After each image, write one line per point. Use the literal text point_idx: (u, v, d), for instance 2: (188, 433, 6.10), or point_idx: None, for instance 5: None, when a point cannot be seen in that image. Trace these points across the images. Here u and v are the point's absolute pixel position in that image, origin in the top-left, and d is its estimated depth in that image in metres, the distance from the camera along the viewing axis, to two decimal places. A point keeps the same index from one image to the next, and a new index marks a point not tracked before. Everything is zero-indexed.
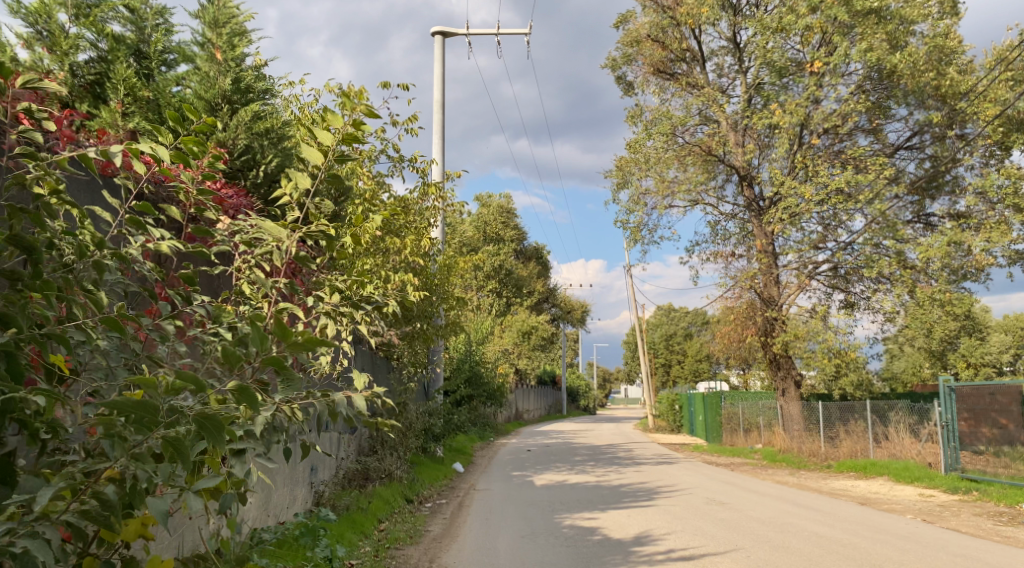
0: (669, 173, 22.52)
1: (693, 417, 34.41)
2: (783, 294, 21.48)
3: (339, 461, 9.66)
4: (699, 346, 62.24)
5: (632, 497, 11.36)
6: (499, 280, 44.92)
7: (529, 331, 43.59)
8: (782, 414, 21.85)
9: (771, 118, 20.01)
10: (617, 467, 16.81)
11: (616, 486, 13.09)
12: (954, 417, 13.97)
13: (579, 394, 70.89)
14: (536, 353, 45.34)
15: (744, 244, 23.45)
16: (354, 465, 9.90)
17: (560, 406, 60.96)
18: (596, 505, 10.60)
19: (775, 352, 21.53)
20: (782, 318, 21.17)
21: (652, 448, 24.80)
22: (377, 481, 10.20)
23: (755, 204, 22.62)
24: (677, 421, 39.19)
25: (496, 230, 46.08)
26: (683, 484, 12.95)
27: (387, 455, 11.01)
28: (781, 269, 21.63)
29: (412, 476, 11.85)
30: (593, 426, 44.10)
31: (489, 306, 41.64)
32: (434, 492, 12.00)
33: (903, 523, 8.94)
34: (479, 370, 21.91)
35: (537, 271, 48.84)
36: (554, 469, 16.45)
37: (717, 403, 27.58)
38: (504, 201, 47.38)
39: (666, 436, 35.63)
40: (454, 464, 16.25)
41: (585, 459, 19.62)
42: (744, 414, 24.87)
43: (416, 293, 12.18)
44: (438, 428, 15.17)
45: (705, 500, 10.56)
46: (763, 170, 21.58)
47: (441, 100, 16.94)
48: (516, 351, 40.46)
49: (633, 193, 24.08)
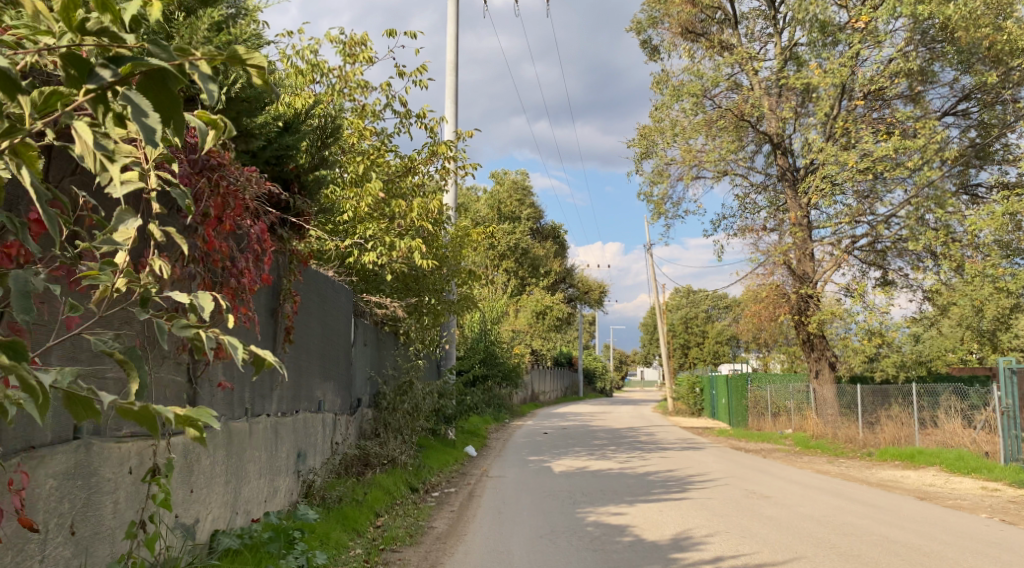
0: (695, 143, 21.25)
1: (715, 401, 33.25)
2: (818, 270, 20.19)
3: (335, 446, 8.61)
4: (720, 327, 61.04)
5: (661, 490, 10.20)
6: (514, 259, 43.89)
7: (547, 311, 42.48)
8: (815, 398, 20.77)
9: (808, 79, 18.70)
10: (641, 453, 15.74)
11: (643, 473, 11.98)
12: (1015, 402, 12.71)
13: (596, 375, 70.00)
14: (553, 334, 44.31)
15: (776, 218, 22.16)
16: (351, 452, 8.85)
17: (576, 387, 60.04)
18: (622, 497, 9.48)
19: (810, 332, 20.26)
20: (816, 295, 19.88)
21: (674, 431, 23.73)
22: (379, 469, 9.18)
23: (788, 174, 21.25)
24: (698, 404, 38.03)
25: (511, 208, 45.02)
26: (717, 473, 11.82)
27: (391, 439, 9.98)
28: (816, 243, 20.32)
29: (418, 462, 10.79)
30: (612, 408, 43.05)
31: (504, 284, 40.67)
32: (444, 480, 10.95)
33: (979, 524, 7.76)
34: (494, 349, 20.86)
35: (554, 250, 47.60)
36: (574, 454, 15.41)
37: (743, 385, 26.39)
38: (520, 178, 46.31)
39: (687, 419, 34.56)
40: (467, 448, 15.20)
41: (606, 443, 18.55)
42: (772, 398, 23.73)
43: (424, 259, 11.03)
44: (451, 409, 14.10)
45: (746, 494, 9.40)
46: (797, 138, 20.27)
47: (454, 56, 15.74)
48: (531, 331, 39.44)
49: (657, 163, 22.86)
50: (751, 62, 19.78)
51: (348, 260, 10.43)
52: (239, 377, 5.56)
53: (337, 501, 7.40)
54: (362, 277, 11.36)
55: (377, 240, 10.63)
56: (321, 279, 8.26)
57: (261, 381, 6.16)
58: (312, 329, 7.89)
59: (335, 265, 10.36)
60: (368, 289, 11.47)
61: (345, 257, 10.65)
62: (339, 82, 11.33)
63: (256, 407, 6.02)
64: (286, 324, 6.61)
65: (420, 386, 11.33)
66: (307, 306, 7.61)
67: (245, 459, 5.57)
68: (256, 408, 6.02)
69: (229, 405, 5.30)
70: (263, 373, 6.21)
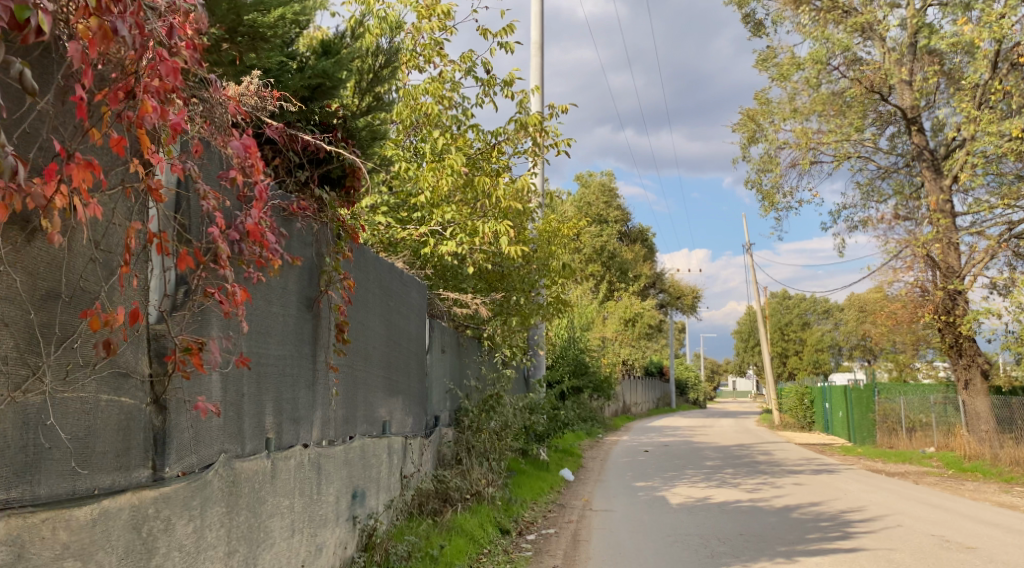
0: (811, 123, 18.89)
1: (830, 414, 30.13)
2: (965, 262, 17.28)
3: (405, 480, 6.84)
4: (820, 333, 57.06)
5: (821, 534, 7.99)
6: (601, 262, 41.84)
7: (636, 317, 39.96)
8: (964, 412, 17.81)
9: (952, 38, 16.04)
10: (767, 479, 13.42)
11: (785, 509, 9.76)
12: None
13: (688, 386, 66.71)
14: (644, 342, 41.72)
15: (909, 204, 19.36)
16: (427, 486, 7.07)
17: (668, 399, 57.18)
18: (774, 546, 7.34)
19: (957, 335, 17.33)
20: (964, 291, 16.99)
21: (793, 449, 21.03)
22: (463, 507, 7.37)
23: (925, 153, 18.32)
24: (807, 417, 34.83)
25: (598, 210, 43.11)
26: (879, 509, 9.51)
27: (475, 467, 8.17)
28: (961, 231, 17.46)
29: (508, 494, 8.95)
30: (710, 421, 40.10)
31: (592, 290, 38.57)
32: (540, 515, 9.05)
33: None
34: (586, 359, 18.83)
35: (644, 254, 45.23)
36: (688, 480, 13.24)
37: (867, 397, 23.41)
38: (606, 180, 44.62)
39: (798, 434, 31.50)
40: (562, 471, 13.27)
41: (719, 464, 16.26)
42: (906, 410, 20.76)
43: (510, 248, 9.18)
44: (543, 426, 12.20)
45: (943, 547, 7.15)
46: (937, 111, 17.57)
47: (540, 28, 13.96)
48: (622, 339, 37.17)
49: (769, 147, 20.53)
50: (879, 23, 17.26)
51: (416, 249, 8.70)
52: (257, 396, 3.91)
53: (405, 558, 5.63)
54: (439, 272, 9.63)
55: (458, 226, 8.98)
56: (385, 268, 6.59)
57: (298, 402, 4.49)
58: (374, 332, 6.21)
59: (407, 255, 8.69)
60: (447, 288, 9.68)
61: (418, 247, 8.99)
62: (412, 45, 9.71)
63: (289, 438, 4.37)
64: (336, 317, 4.97)
65: (509, 403, 9.53)
66: (366, 302, 5.94)
67: (268, 515, 3.91)
68: (290, 440, 4.38)
69: (239, 440, 3.67)
70: (301, 392, 4.53)
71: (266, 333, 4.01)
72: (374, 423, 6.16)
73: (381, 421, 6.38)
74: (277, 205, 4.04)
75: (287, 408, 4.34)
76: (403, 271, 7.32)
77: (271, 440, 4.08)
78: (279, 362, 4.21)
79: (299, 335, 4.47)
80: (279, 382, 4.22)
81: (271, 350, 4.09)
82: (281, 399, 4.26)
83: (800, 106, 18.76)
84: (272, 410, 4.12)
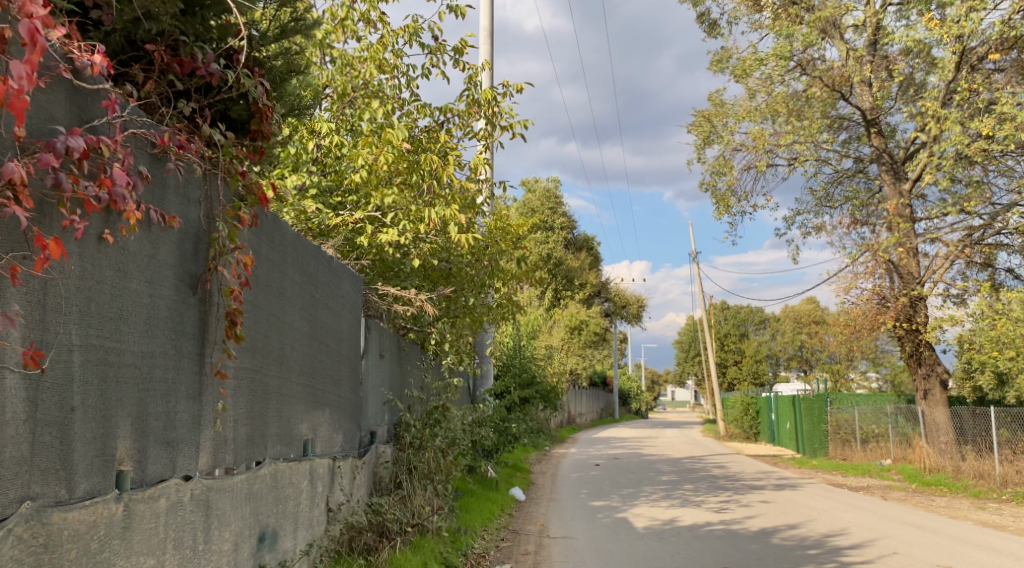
0: (766, 125, 18.32)
1: (776, 424, 29.81)
2: (925, 268, 16.83)
3: (332, 514, 5.59)
4: (758, 344, 57.39)
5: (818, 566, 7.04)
6: (548, 270, 40.93)
7: (581, 325, 39.09)
8: (922, 422, 17.31)
9: (915, 34, 15.59)
10: (732, 496, 12.52)
11: (764, 533, 8.81)
12: None
13: (629, 396, 66.42)
14: (589, 350, 40.86)
15: (865, 208, 18.94)
16: (358, 522, 5.80)
17: (610, 408, 56.63)
18: None
19: (917, 343, 16.88)
20: (921, 297, 16.57)
21: (747, 462, 20.31)
22: (402, 543, 6.16)
23: (885, 156, 17.94)
24: (752, 427, 34.48)
25: (545, 217, 42.29)
26: (866, 532, 8.66)
27: (417, 495, 6.96)
28: (920, 237, 17.03)
29: (456, 523, 7.75)
30: (656, 432, 39.47)
31: (538, 297, 37.51)
32: (491, 545, 7.88)
33: None
34: (535, 368, 17.72)
35: (589, 261, 44.58)
36: (648, 498, 12.26)
37: (817, 407, 22.96)
38: (552, 186, 43.81)
39: (746, 445, 31.01)
40: (512, 489, 12.11)
41: (676, 478, 15.34)
42: (860, 421, 20.30)
43: (459, 236, 7.99)
44: (492, 441, 11.02)
45: None
46: (895, 114, 17.25)
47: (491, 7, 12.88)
48: (567, 348, 36.17)
49: (725, 148, 19.89)
50: (840, 19, 16.76)
51: (343, 238, 7.40)
52: (100, 411, 2.65)
53: None
54: (378, 267, 8.38)
55: (402, 212, 7.76)
56: (309, 252, 5.34)
57: (177, 418, 3.21)
58: (294, 330, 4.93)
59: (340, 244, 7.40)
60: (386, 283, 8.42)
61: (353, 235, 7.73)
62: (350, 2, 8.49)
63: (159, 469, 3.09)
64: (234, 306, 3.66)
65: (458, 419, 8.35)
66: (282, 290, 4.70)
67: None
68: (161, 470, 3.10)
69: (59, 478, 2.41)
70: (182, 404, 3.25)
71: (116, 319, 2.74)
72: (291, 444, 4.87)
73: (302, 443, 5.12)
74: (140, 133, 2.77)
75: (157, 427, 3.06)
76: (334, 258, 6.07)
77: (125, 473, 2.81)
78: (142, 361, 2.93)
79: (177, 325, 3.19)
80: (144, 390, 2.95)
81: (128, 343, 2.82)
82: (146, 414, 2.98)
83: (758, 106, 18.21)
84: (129, 429, 2.85)
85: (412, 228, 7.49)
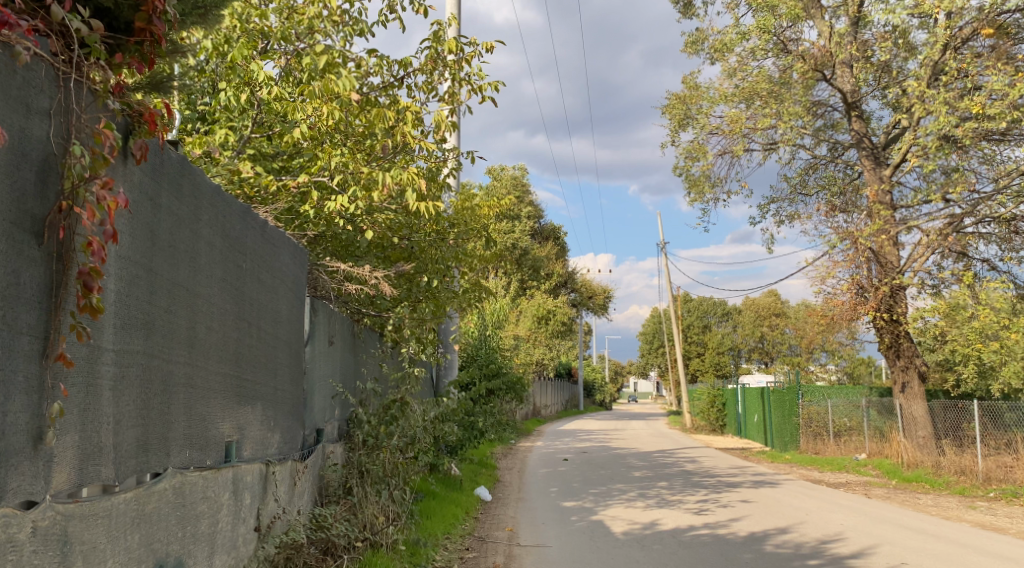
0: (743, 108, 17.59)
1: (745, 417, 29.31)
2: (904, 257, 16.31)
3: (263, 532, 4.63)
4: (722, 336, 57.29)
5: None
6: (514, 260, 40.00)
7: (547, 316, 38.29)
8: (900, 416, 16.82)
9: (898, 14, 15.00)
10: (710, 495, 11.77)
11: (750, 537, 8.05)
12: None
13: (595, 388, 65.97)
14: (556, 342, 40.08)
15: (842, 196, 18.38)
16: (295, 540, 4.86)
17: (576, 400, 56.00)
18: None
19: (896, 334, 16.36)
20: (900, 286, 16.05)
21: (720, 456, 19.68)
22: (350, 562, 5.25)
23: (864, 142, 17.39)
24: (719, 419, 34.02)
25: (511, 207, 41.34)
26: (859, 537, 7.93)
27: (369, 504, 6.03)
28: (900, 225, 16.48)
29: (413, 534, 6.83)
30: (622, 424, 38.84)
31: (504, 287, 36.58)
32: (452, 556, 6.97)
33: None
34: (501, 359, 16.83)
35: (556, 251, 43.78)
36: (623, 497, 11.45)
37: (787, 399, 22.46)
38: (518, 175, 42.90)
39: (714, 437, 30.49)
40: (478, 489, 11.21)
41: (650, 475, 14.57)
42: (834, 413, 19.79)
43: (418, 205, 7.01)
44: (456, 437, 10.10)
45: None
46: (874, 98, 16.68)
47: None
48: (534, 339, 35.31)
49: (700, 132, 19.13)
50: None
51: (281, 205, 6.37)
52: None
53: None
54: (327, 242, 7.38)
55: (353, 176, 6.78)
56: (235, 212, 4.35)
57: (8, 420, 2.25)
58: (210, 308, 3.96)
59: (279, 211, 6.39)
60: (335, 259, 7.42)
61: (296, 203, 6.76)
62: None
63: None
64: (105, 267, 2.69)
65: (417, 413, 7.41)
66: (194, 256, 3.72)
67: None
68: None
69: None
70: (17, 400, 2.29)
71: None
72: (207, 450, 3.91)
73: (223, 448, 4.15)
74: None
75: None
76: (269, 225, 5.08)
77: None
78: None
79: (6, 287, 2.22)
80: None
81: None
82: None
83: (733, 90, 17.52)
84: None
85: (363, 195, 6.50)
